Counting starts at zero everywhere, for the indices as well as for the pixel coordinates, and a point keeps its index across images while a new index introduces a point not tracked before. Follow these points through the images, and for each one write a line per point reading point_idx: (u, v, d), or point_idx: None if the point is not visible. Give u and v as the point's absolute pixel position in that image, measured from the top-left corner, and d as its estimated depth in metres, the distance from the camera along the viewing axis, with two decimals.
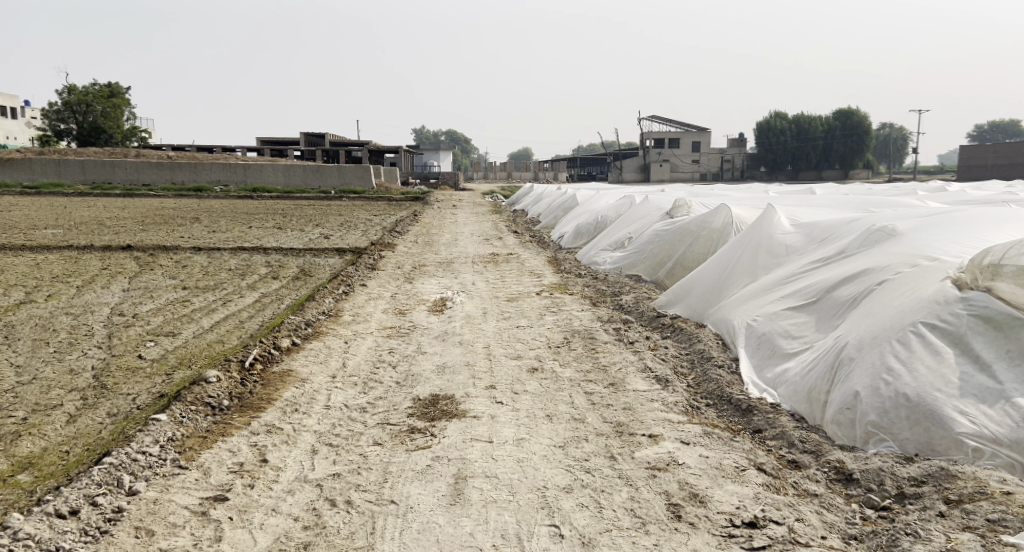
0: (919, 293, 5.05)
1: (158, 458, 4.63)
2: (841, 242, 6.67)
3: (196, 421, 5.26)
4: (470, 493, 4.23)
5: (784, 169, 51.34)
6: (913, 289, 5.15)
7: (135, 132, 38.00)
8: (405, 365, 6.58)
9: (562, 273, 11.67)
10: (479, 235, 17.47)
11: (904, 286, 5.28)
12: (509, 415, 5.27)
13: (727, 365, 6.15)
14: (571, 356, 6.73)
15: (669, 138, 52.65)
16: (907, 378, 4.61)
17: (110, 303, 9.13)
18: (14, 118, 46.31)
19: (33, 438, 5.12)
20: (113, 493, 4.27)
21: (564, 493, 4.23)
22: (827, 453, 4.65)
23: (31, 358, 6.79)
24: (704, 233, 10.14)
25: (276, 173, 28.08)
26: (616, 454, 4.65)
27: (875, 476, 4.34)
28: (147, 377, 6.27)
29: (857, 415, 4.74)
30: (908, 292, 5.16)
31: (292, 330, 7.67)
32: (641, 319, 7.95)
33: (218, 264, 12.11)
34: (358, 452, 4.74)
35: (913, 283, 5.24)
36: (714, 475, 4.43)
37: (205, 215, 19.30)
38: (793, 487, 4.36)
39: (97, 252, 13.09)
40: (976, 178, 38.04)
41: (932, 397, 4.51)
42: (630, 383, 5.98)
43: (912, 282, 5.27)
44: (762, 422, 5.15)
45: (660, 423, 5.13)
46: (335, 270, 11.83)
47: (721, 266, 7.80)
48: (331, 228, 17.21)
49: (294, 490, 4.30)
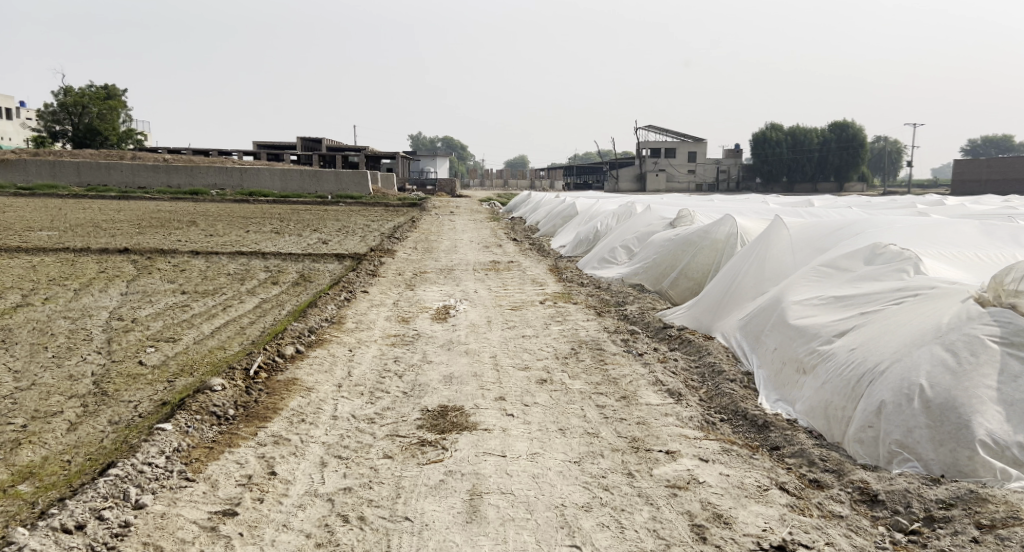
0: (940, 311, 4.97)
1: (164, 471, 4.52)
2: (849, 252, 6.61)
3: (202, 431, 5.15)
4: (486, 511, 4.13)
5: (778, 182, 51.31)
6: (933, 307, 5.08)
7: (131, 134, 37.83)
8: (412, 375, 6.48)
9: (564, 281, 11.58)
10: (478, 242, 17.34)
11: (923, 303, 5.21)
12: (521, 429, 5.16)
13: (740, 379, 6.07)
14: (579, 368, 6.62)
15: (666, 148, 52.63)
16: (931, 394, 4.53)
17: (108, 307, 9.00)
18: (9, 118, 46.09)
19: (33, 447, 5.00)
20: (119, 506, 4.16)
21: (583, 511, 4.13)
22: (850, 473, 4.57)
23: (30, 364, 6.65)
24: (707, 244, 10.02)
25: (273, 178, 27.99)
26: (634, 472, 4.54)
27: (902, 498, 4.26)
28: (149, 384, 6.15)
29: (880, 432, 4.66)
30: (928, 310, 5.08)
31: (295, 337, 7.55)
32: (649, 330, 7.86)
33: (218, 269, 11.99)
34: (369, 465, 4.63)
35: (932, 300, 5.17)
36: (737, 495, 4.34)
37: (202, 218, 19.14)
38: (817, 508, 4.27)
39: (94, 254, 12.94)
40: (971, 193, 38.04)
41: (957, 414, 4.43)
42: (642, 396, 5.88)
43: (930, 301, 5.19)
44: (780, 439, 5.06)
45: (676, 439, 5.03)
46: (335, 276, 11.73)
47: (730, 278, 7.71)
48: (329, 234, 17.10)
49: (306, 505, 4.19)
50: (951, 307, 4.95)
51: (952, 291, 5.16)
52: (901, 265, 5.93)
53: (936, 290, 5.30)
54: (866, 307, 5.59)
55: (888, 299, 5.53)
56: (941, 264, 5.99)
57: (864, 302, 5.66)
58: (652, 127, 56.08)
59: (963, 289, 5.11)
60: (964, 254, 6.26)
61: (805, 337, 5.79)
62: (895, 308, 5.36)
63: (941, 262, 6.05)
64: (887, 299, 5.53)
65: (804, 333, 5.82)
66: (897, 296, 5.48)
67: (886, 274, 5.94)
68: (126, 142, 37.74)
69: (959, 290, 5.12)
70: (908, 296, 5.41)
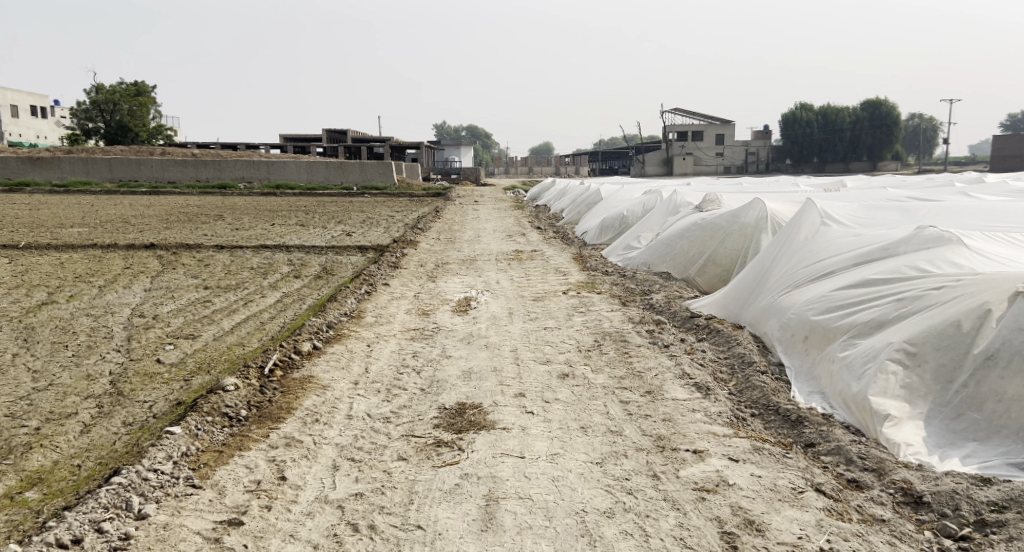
0: (983, 304, 4.70)
1: (170, 477, 4.37)
2: (888, 239, 6.25)
3: (212, 434, 4.99)
4: (502, 518, 3.93)
5: (811, 161, 50.75)
6: (975, 297, 4.81)
7: (161, 130, 38.14)
8: (430, 371, 6.28)
9: (588, 271, 11.31)
10: (502, 231, 17.12)
11: (967, 295, 4.88)
12: (541, 428, 4.95)
13: (772, 371, 5.81)
14: (603, 362, 6.39)
15: (693, 131, 51.90)
16: (997, 435, 4.34)
17: (131, 304, 8.90)
18: (45, 118, 46.72)
19: (44, 451, 4.87)
20: (120, 517, 4.03)
21: (605, 518, 3.92)
22: (891, 473, 4.31)
23: (49, 363, 6.56)
24: (736, 229, 9.72)
25: (298, 170, 27.82)
26: (660, 473, 4.32)
27: (949, 500, 4.01)
28: (165, 384, 6.01)
29: (937, 443, 4.48)
30: (968, 302, 4.80)
31: (314, 333, 7.39)
32: (675, 320, 7.60)
33: (241, 263, 11.90)
34: (381, 468, 4.45)
35: (976, 291, 4.86)
36: (770, 498, 4.10)
37: (229, 212, 19.07)
38: (857, 512, 4.03)
39: (120, 250, 12.90)
40: (1010, 168, 37.16)
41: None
42: (668, 391, 5.64)
43: (969, 291, 4.91)
44: (815, 436, 4.80)
45: (704, 437, 4.79)
46: (358, 268, 11.56)
47: (760, 265, 7.43)
48: (352, 226, 16.96)
49: (314, 513, 4.03)
50: (994, 299, 4.68)
51: (992, 278, 4.90)
52: (943, 252, 5.63)
53: (977, 276, 5.02)
54: (903, 294, 5.32)
55: (928, 290, 5.18)
56: (987, 247, 5.70)
57: (898, 290, 5.39)
58: (677, 110, 55.46)
59: (1005, 277, 4.83)
60: (1011, 235, 5.96)
61: (840, 334, 5.49)
62: (933, 298, 5.09)
63: (994, 247, 5.74)
64: (923, 286, 5.27)
65: (840, 323, 5.55)
66: (936, 282, 5.20)
67: (927, 260, 5.57)
68: (156, 137, 38.03)
69: (1002, 279, 4.84)
70: (947, 283, 5.13)
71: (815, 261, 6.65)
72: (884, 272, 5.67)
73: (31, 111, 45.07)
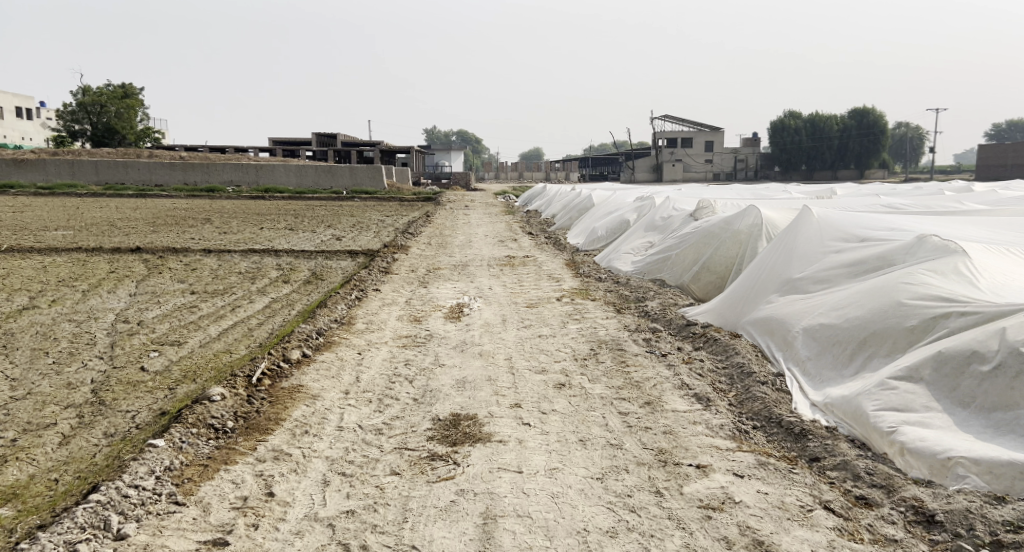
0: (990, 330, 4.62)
1: (152, 494, 4.20)
2: (887, 247, 6.09)
3: (197, 447, 4.80)
4: (501, 537, 3.80)
5: (799, 169, 51.13)
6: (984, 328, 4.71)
7: (149, 134, 37.82)
8: (422, 380, 6.10)
9: (581, 277, 11.15)
10: (493, 236, 16.96)
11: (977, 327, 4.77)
12: (539, 441, 4.79)
13: (771, 380, 5.64)
14: (599, 371, 6.23)
15: (682, 138, 51.31)
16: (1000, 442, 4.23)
17: (115, 309, 8.68)
18: (30, 119, 46.23)
19: (20, 464, 4.68)
20: (98, 538, 3.87)
21: (608, 538, 3.79)
22: (901, 490, 4.20)
23: (28, 371, 6.34)
24: (729, 236, 9.60)
25: (288, 173, 27.54)
26: (662, 490, 4.18)
27: (962, 519, 3.92)
28: (148, 393, 5.83)
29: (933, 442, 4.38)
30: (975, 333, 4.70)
31: (303, 340, 7.19)
32: (671, 328, 7.45)
33: (229, 267, 11.67)
34: (374, 484, 4.28)
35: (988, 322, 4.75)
36: (778, 517, 3.98)
37: (217, 216, 18.78)
38: (868, 531, 3.92)
39: (105, 254, 12.66)
40: (996, 177, 37.37)
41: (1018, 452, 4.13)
42: (668, 402, 5.49)
43: (980, 324, 4.79)
44: (820, 450, 4.67)
45: (707, 451, 4.65)
46: (348, 274, 11.38)
47: (757, 273, 7.26)
48: (342, 230, 16.74)
49: (304, 532, 3.88)
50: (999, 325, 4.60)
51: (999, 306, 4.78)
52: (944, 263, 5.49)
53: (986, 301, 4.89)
54: (907, 314, 5.17)
55: (935, 313, 5.04)
56: (990, 259, 5.54)
57: (902, 308, 5.23)
58: (667, 117, 55.48)
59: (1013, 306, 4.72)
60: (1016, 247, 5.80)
61: (848, 359, 5.34)
62: (943, 325, 4.96)
63: (999, 258, 5.59)
64: (927, 305, 5.12)
65: (846, 340, 5.41)
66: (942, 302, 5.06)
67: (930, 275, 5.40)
68: (143, 140, 37.67)
69: (1012, 311, 4.72)
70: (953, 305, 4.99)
71: (814, 271, 6.49)
72: (885, 288, 5.49)
73: (17, 113, 44.64)
